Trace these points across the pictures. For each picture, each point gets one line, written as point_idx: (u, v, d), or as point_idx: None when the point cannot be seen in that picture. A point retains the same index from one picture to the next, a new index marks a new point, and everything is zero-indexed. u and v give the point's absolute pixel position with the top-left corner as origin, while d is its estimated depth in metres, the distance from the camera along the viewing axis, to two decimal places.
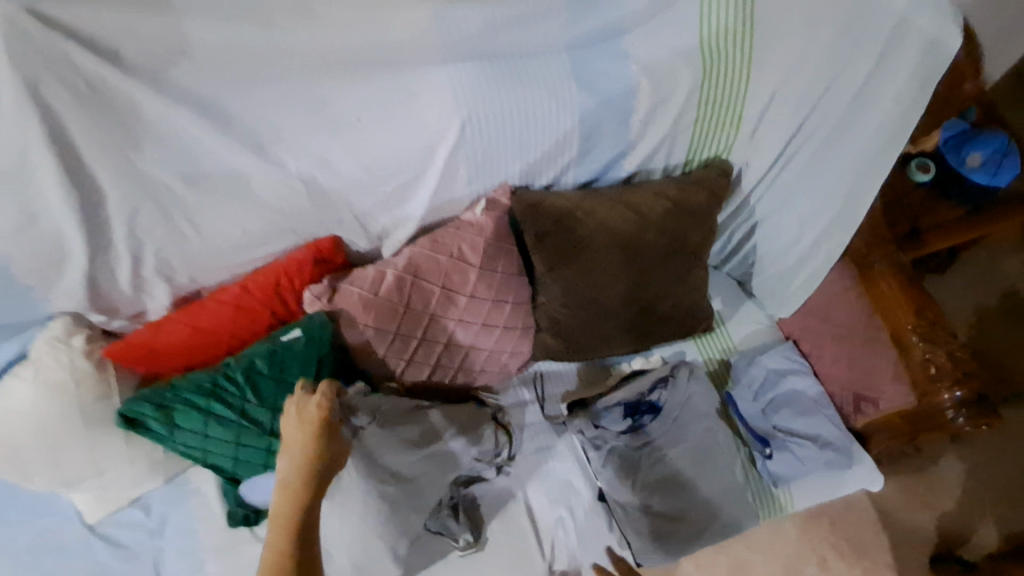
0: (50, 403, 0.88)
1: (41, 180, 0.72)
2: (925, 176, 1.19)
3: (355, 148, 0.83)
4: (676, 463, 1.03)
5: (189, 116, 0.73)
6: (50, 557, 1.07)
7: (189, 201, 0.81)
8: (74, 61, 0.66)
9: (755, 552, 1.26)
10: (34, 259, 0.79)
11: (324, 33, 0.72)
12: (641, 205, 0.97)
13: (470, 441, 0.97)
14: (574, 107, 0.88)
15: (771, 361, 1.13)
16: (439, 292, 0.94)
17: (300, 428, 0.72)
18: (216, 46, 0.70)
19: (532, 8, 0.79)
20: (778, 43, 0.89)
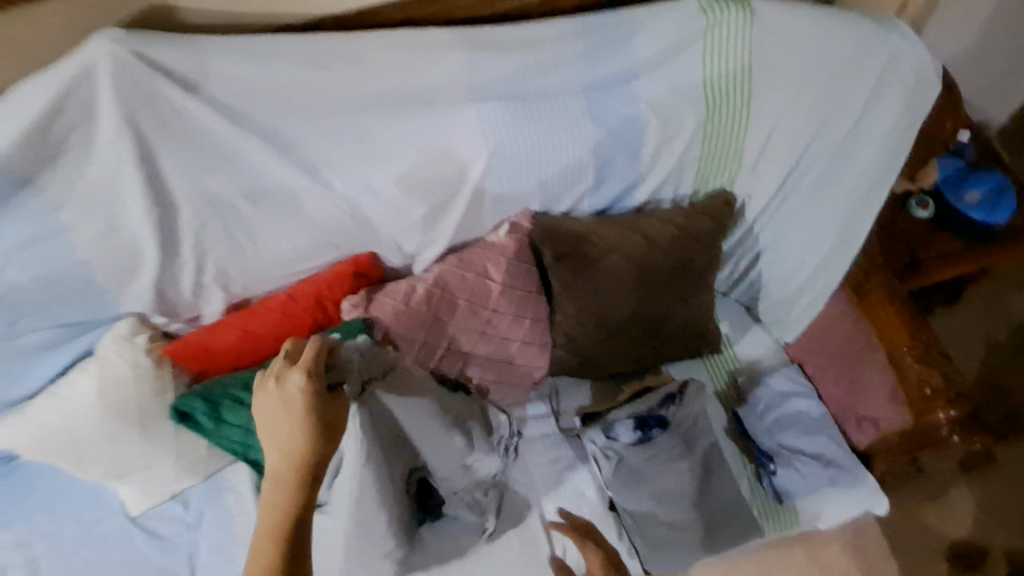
0: (114, 395, 0.99)
1: (128, 195, 0.84)
2: (924, 212, 1.27)
3: (395, 173, 0.93)
4: (685, 476, 1.08)
5: (255, 143, 0.84)
6: (96, 544, 1.15)
7: (248, 216, 0.92)
8: (165, 95, 0.77)
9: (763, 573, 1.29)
10: (114, 264, 0.90)
11: (374, 74, 0.83)
12: (651, 231, 1.06)
13: (467, 431, 0.99)
14: (589, 141, 0.98)
15: (777, 383, 1.19)
16: (464, 306, 1.04)
17: (281, 412, 0.73)
18: (282, 83, 0.81)
19: (553, 55, 0.90)
20: (777, 87, 0.98)
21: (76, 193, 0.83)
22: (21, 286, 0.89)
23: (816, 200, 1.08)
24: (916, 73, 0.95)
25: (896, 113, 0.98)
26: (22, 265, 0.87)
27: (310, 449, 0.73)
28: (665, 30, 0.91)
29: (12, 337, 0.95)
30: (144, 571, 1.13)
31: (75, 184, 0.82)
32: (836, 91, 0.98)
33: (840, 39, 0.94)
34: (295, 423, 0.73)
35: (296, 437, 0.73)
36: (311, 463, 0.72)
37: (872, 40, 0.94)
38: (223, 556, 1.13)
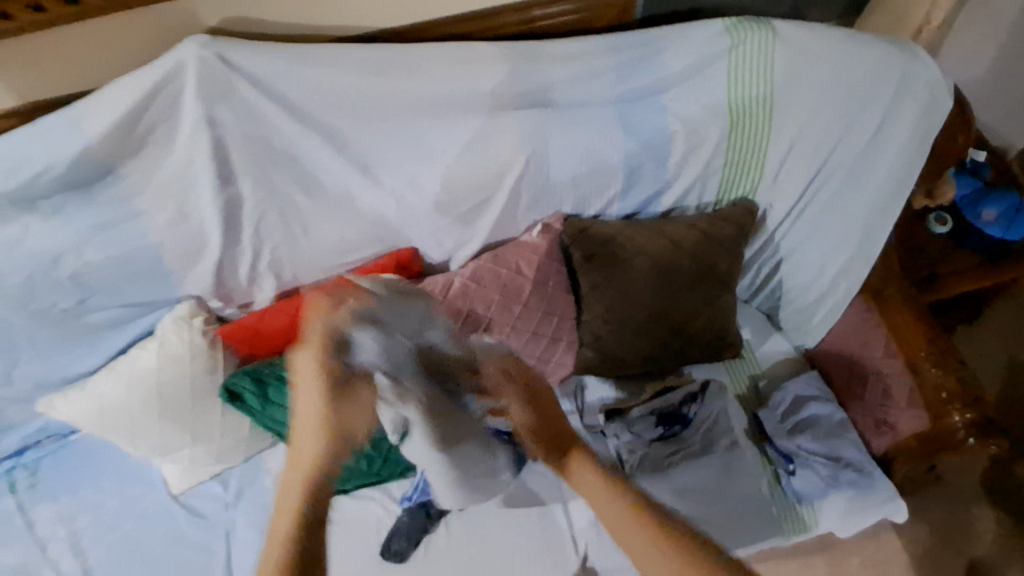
0: (170, 372, 1.06)
1: (199, 185, 0.93)
2: (943, 228, 1.31)
3: (439, 173, 1.01)
4: (704, 472, 1.13)
5: (316, 140, 0.92)
6: (139, 519, 1.22)
7: (304, 208, 1.00)
8: (240, 93, 0.85)
9: None
10: (181, 248, 0.99)
11: (428, 80, 0.91)
12: (676, 234, 1.12)
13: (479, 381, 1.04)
14: (620, 148, 1.05)
15: (798, 388, 1.21)
16: (498, 300, 1.09)
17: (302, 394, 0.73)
18: (345, 86, 0.88)
19: (589, 68, 0.97)
20: (798, 101, 1.05)
21: (153, 181, 0.92)
22: (97, 266, 0.97)
23: (835, 210, 1.14)
24: (928, 91, 1.01)
25: (912, 130, 1.04)
26: (99, 246, 0.95)
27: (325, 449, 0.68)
28: (694, 48, 0.98)
29: (83, 314, 1.04)
30: (183, 547, 1.19)
31: (154, 173, 0.91)
32: (855, 107, 1.04)
33: (857, 59, 1.01)
34: (307, 407, 0.71)
35: (311, 437, 0.69)
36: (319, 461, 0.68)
37: (888, 62, 1.01)
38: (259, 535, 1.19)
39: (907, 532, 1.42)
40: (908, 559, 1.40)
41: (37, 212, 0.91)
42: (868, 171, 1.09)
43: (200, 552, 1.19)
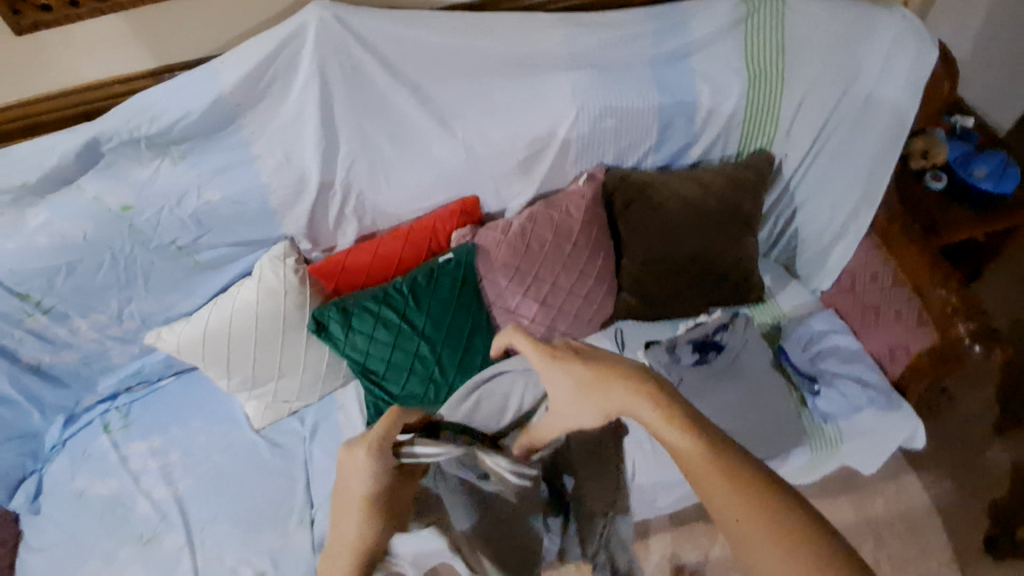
0: (266, 304, 1.21)
1: (305, 132, 1.10)
2: (938, 184, 1.46)
3: (504, 126, 1.19)
4: (738, 390, 1.24)
5: (406, 95, 1.11)
6: (223, 452, 1.32)
7: (390, 155, 1.17)
8: (350, 50, 1.03)
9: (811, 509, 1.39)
10: (285, 190, 1.16)
11: (500, 41, 1.09)
12: (704, 180, 1.28)
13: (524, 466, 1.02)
14: (655, 105, 1.23)
15: (816, 324, 1.37)
16: (551, 239, 1.24)
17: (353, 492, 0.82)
18: (434, 46, 1.07)
19: (631, 33, 1.15)
20: (804, 62, 1.23)
21: (267, 129, 1.10)
22: (214, 206, 1.15)
23: (842, 159, 1.31)
24: (918, 50, 1.18)
25: (903, 85, 1.21)
26: (218, 186, 1.13)
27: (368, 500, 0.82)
28: (717, 17, 1.17)
29: (195, 251, 1.21)
30: (265, 475, 1.30)
31: (269, 122, 1.09)
32: (853, 64, 1.22)
33: (854, 23, 1.19)
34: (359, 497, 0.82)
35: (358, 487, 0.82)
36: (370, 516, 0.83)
37: (881, 26, 1.19)
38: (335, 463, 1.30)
39: (929, 472, 1.53)
40: (931, 497, 1.50)
41: (169, 155, 1.08)
42: (869, 121, 1.26)
43: (282, 479, 1.29)
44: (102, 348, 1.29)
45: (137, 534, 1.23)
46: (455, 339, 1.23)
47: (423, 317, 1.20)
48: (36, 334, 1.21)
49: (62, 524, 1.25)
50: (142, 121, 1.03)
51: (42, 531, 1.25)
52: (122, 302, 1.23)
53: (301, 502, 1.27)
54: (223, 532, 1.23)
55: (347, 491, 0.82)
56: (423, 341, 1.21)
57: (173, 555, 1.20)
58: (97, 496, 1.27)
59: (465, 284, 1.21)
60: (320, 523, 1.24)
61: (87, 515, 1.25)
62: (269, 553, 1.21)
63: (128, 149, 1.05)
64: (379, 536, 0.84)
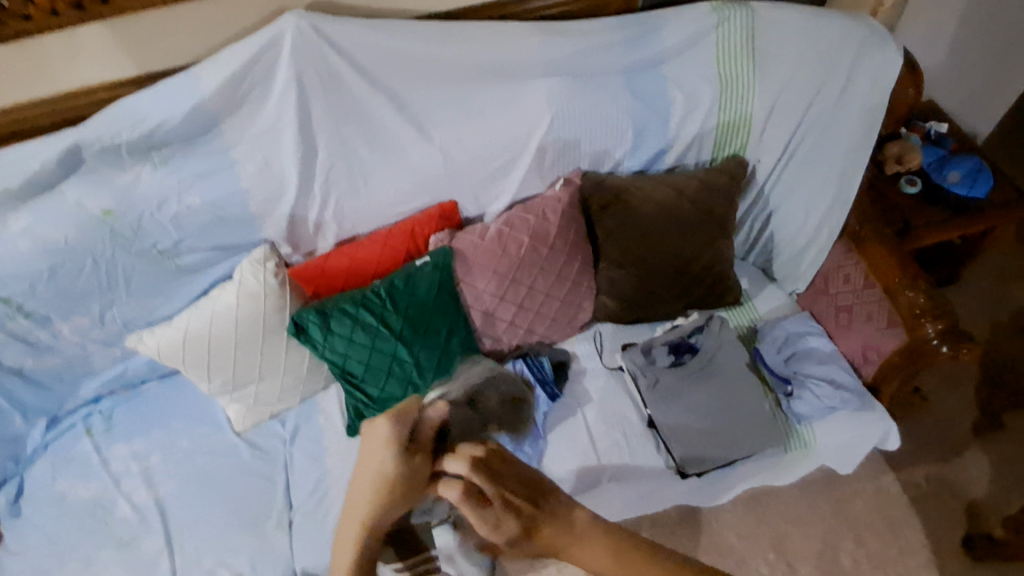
0: (246, 307, 1.21)
1: (283, 137, 1.13)
2: (913, 188, 1.48)
3: (480, 130, 1.21)
4: (710, 392, 1.25)
5: (383, 101, 1.13)
6: (204, 454, 1.32)
7: (367, 160, 1.19)
8: (326, 57, 1.06)
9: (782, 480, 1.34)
10: (265, 194, 1.18)
11: (474, 49, 1.12)
12: (678, 184, 1.30)
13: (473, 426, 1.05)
14: (629, 110, 1.26)
15: (790, 325, 1.37)
16: (527, 242, 1.26)
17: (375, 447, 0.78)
18: (409, 54, 1.09)
19: (603, 40, 1.17)
20: (773, 69, 1.26)
21: (247, 136, 1.12)
22: (194, 210, 1.17)
23: (812, 163, 1.34)
24: (882, 56, 1.24)
25: (869, 90, 1.26)
26: (198, 191, 1.16)
27: (393, 468, 0.76)
28: (688, 26, 1.20)
29: (176, 255, 1.23)
30: (245, 476, 1.30)
31: (248, 129, 1.12)
32: (822, 72, 1.26)
33: (820, 33, 1.24)
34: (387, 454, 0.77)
35: (378, 456, 0.77)
36: (392, 476, 0.76)
37: (848, 35, 1.24)
38: (315, 463, 1.31)
39: (908, 473, 1.54)
40: (911, 498, 1.51)
41: (150, 161, 1.11)
42: (838, 126, 1.30)
43: (262, 481, 1.30)
44: (85, 352, 1.30)
45: (117, 536, 1.23)
46: (432, 341, 1.24)
47: (401, 321, 1.21)
48: (18, 338, 1.22)
49: (41, 527, 1.25)
50: (123, 128, 1.05)
51: (21, 535, 1.25)
52: (104, 306, 1.24)
53: (281, 504, 1.27)
54: (203, 534, 1.23)
55: (356, 494, 0.77)
56: (401, 343, 1.22)
57: (152, 557, 1.21)
58: (79, 500, 1.28)
59: (442, 287, 1.23)
60: (299, 525, 1.24)
61: (68, 518, 1.26)
62: (249, 554, 1.21)
63: (109, 155, 1.08)
64: (383, 517, 0.76)
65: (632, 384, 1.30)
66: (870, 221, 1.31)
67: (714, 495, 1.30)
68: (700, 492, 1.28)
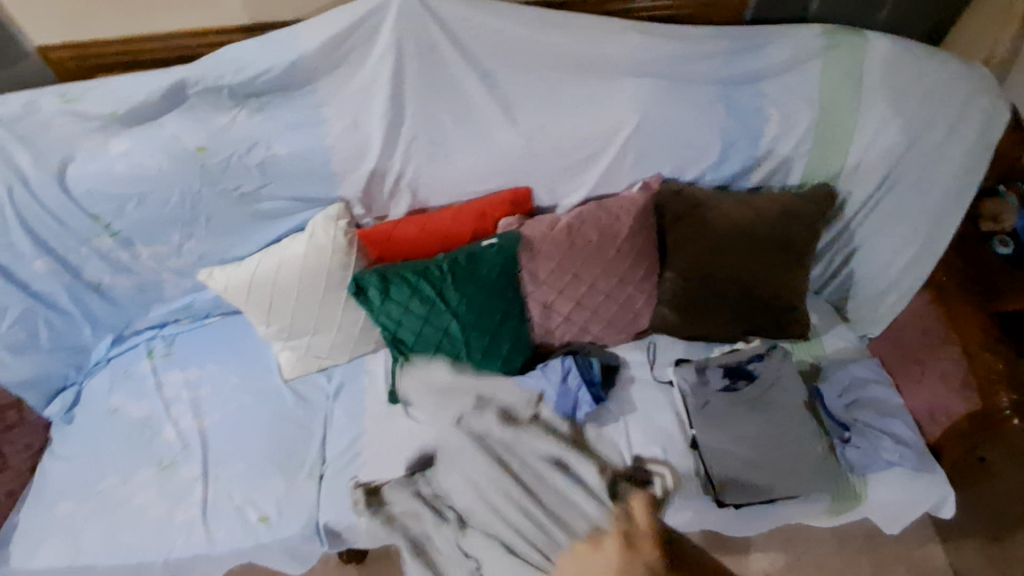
0: (312, 261, 1.26)
1: (374, 100, 1.15)
2: (1004, 249, 1.38)
3: (566, 122, 1.21)
4: (761, 424, 1.20)
5: (474, 79, 1.14)
6: (250, 395, 1.36)
7: (451, 135, 1.20)
8: (427, 28, 1.08)
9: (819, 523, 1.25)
10: (347, 154, 1.21)
11: (571, 38, 1.11)
12: (761, 204, 1.25)
13: None
14: (720, 123, 1.23)
15: (858, 369, 1.31)
16: (595, 241, 1.24)
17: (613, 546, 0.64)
18: (508, 36, 1.10)
19: (704, 48, 1.15)
20: (878, 100, 1.20)
21: (340, 95, 1.15)
22: (279, 159, 1.21)
23: (904, 206, 1.28)
24: (991, 106, 1.19)
25: (975, 138, 1.21)
26: (286, 141, 1.19)
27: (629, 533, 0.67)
28: (792, 47, 1.17)
29: (256, 200, 1.26)
30: (286, 423, 1.33)
31: (342, 88, 1.15)
32: (928, 112, 1.20)
33: (929, 73, 1.19)
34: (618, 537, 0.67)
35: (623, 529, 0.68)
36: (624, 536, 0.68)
37: (957, 82, 1.19)
38: (354, 422, 1.32)
39: (955, 546, 1.45)
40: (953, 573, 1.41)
41: (246, 107, 1.16)
42: (938, 171, 1.24)
43: (299, 430, 1.32)
44: (157, 278, 1.36)
45: (157, 458, 1.28)
46: (484, 323, 1.24)
47: (458, 298, 1.22)
48: (99, 255, 1.29)
49: (92, 436, 1.32)
50: (228, 72, 1.11)
51: (70, 440, 1.32)
52: (182, 238, 1.30)
53: (314, 456, 1.29)
54: (238, 471, 1.26)
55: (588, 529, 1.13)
56: (455, 320, 1.23)
57: (188, 483, 1.25)
58: (129, 416, 1.34)
59: (504, 270, 1.23)
60: (328, 479, 1.26)
61: (117, 432, 1.32)
62: (276, 499, 1.23)
63: (211, 95, 1.14)
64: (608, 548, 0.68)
65: (679, 401, 1.27)
66: (954, 274, 1.27)
67: (744, 527, 1.24)
68: (731, 522, 1.22)
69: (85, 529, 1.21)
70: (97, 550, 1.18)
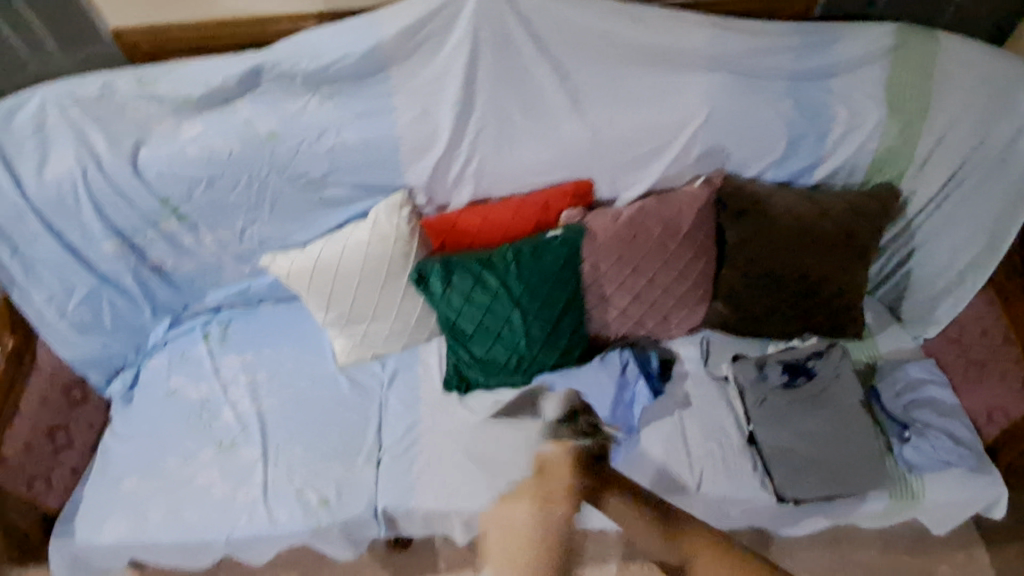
0: (375, 247, 1.27)
1: (446, 89, 1.16)
2: None
3: (633, 115, 1.21)
4: (819, 421, 1.20)
5: (546, 70, 1.15)
6: (306, 380, 1.38)
7: (519, 125, 1.21)
8: (505, 19, 1.09)
9: (873, 523, 1.24)
10: (415, 142, 1.22)
11: (646, 31, 1.12)
12: (825, 202, 1.26)
13: None
14: (787, 119, 1.23)
15: (914, 370, 1.30)
16: (659, 234, 1.25)
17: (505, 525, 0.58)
18: (583, 28, 1.11)
19: (776, 43, 1.16)
20: (945, 100, 1.20)
21: (412, 82, 1.16)
22: (348, 146, 1.22)
23: (967, 206, 1.28)
24: None
25: None
26: (356, 128, 1.20)
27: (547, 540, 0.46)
28: (861, 45, 1.18)
29: (322, 186, 1.28)
30: (342, 408, 1.34)
31: (414, 77, 1.16)
32: (996, 112, 1.19)
33: (1001, 73, 1.18)
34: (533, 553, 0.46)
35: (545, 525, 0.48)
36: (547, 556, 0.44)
37: None
38: (409, 410, 1.33)
39: (1000, 551, 1.44)
40: None
41: (319, 93, 1.17)
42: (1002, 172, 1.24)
43: (356, 416, 1.33)
44: (218, 262, 1.37)
45: (217, 439, 1.30)
46: (547, 313, 1.25)
47: (522, 287, 1.23)
48: (165, 238, 1.31)
49: (152, 416, 1.34)
50: (304, 60, 1.13)
51: (131, 420, 1.34)
52: (246, 222, 1.31)
53: (371, 442, 1.30)
54: (296, 454, 1.28)
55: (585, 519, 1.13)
56: (517, 310, 1.24)
57: (248, 465, 1.27)
58: (188, 397, 1.35)
59: (568, 262, 1.23)
60: (386, 465, 1.27)
61: (177, 412, 1.34)
62: (335, 483, 1.25)
63: (285, 81, 1.15)
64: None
65: (737, 398, 1.28)
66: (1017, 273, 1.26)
67: (798, 524, 1.24)
68: (786, 519, 1.22)
69: (148, 506, 1.23)
70: (160, 528, 1.20)
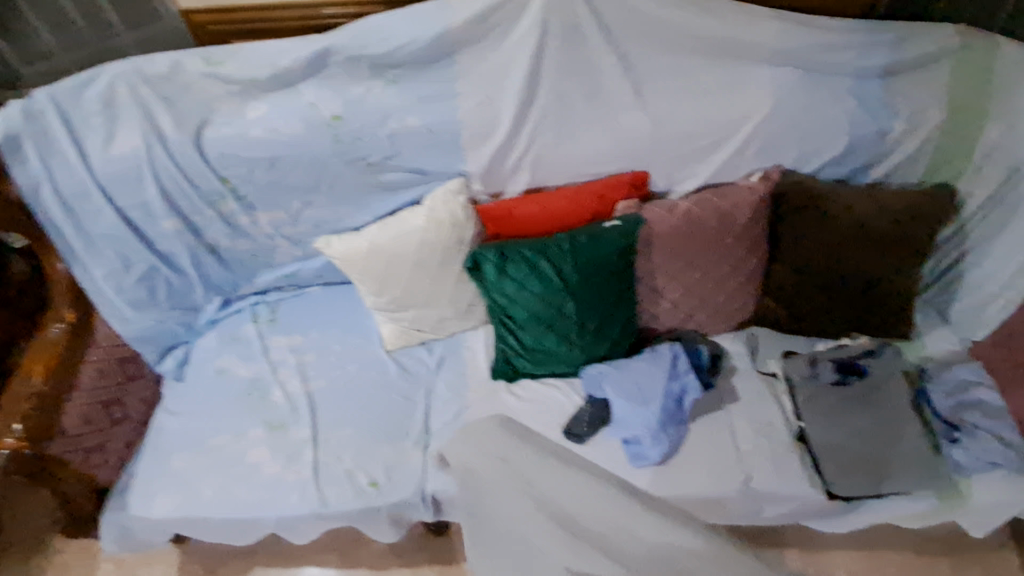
0: (431, 232, 1.28)
1: (511, 76, 1.17)
2: None
3: (695, 107, 1.22)
4: (869, 419, 1.21)
5: (612, 60, 1.16)
6: (354, 363, 1.39)
7: (580, 115, 1.22)
8: (575, 8, 1.09)
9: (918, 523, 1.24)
10: (476, 129, 1.23)
11: (715, 23, 1.13)
12: (884, 199, 1.25)
13: None
14: (848, 116, 1.24)
15: (965, 372, 1.28)
16: (715, 228, 1.25)
17: None
18: (652, 18, 1.12)
19: (841, 40, 1.16)
20: (1007, 101, 1.20)
21: (477, 69, 1.17)
22: (411, 131, 1.23)
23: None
24: None
25: None
26: (419, 114, 1.21)
27: None
28: (927, 44, 1.18)
29: (381, 170, 1.28)
30: (390, 392, 1.35)
31: (480, 63, 1.17)
32: None
33: None
34: None
35: None
36: None
37: None
38: (456, 395, 1.34)
39: None
40: None
41: (384, 78, 1.18)
42: None
43: (403, 400, 1.34)
44: (271, 243, 1.38)
45: (267, 418, 1.31)
46: (601, 304, 1.26)
47: (577, 277, 1.23)
48: (222, 217, 1.32)
49: (203, 394, 1.35)
50: (372, 43, 1.14)
51: (182, 397, 1.36)
52: (302, 205, 1.32)
53: (419, 425, 1.30)
54: (345, 436, 1.29)
55: None
56: (569, 299, 1.24)
57: (298, 445, 1.28)
58: (237, 376, 1.37)
59: (625, 253, 1.24)
60: (434, 450, 1.27)
61: (227, 390, 1.35)
62: (384, 465, 1.25)
63: (351, 65, 1.16)
64: None
65: (786, 394, 1.28)
66: None
67: (843, 521, 1.24)
68: (831, 515, 1.23)
69: (199, 482, 1.24)
70: (211, 504, 1.21)
